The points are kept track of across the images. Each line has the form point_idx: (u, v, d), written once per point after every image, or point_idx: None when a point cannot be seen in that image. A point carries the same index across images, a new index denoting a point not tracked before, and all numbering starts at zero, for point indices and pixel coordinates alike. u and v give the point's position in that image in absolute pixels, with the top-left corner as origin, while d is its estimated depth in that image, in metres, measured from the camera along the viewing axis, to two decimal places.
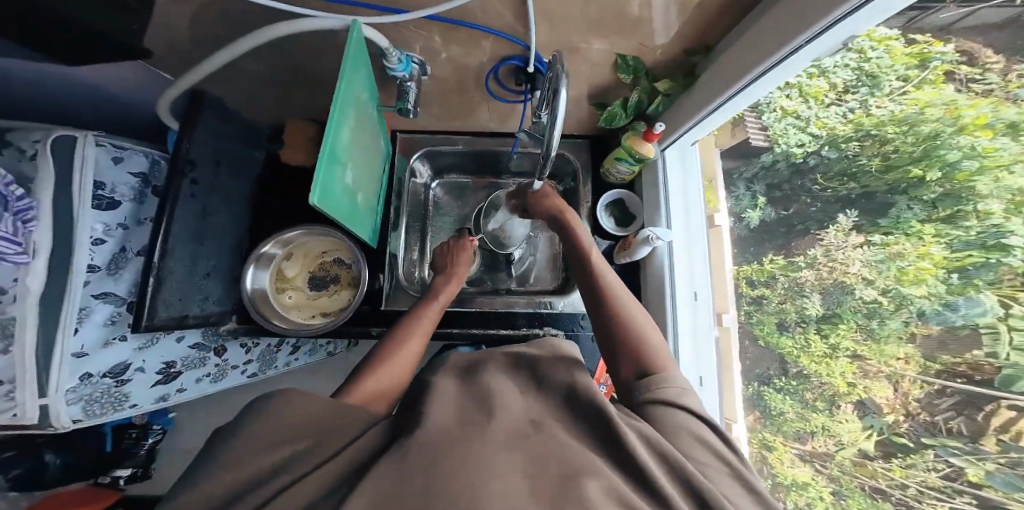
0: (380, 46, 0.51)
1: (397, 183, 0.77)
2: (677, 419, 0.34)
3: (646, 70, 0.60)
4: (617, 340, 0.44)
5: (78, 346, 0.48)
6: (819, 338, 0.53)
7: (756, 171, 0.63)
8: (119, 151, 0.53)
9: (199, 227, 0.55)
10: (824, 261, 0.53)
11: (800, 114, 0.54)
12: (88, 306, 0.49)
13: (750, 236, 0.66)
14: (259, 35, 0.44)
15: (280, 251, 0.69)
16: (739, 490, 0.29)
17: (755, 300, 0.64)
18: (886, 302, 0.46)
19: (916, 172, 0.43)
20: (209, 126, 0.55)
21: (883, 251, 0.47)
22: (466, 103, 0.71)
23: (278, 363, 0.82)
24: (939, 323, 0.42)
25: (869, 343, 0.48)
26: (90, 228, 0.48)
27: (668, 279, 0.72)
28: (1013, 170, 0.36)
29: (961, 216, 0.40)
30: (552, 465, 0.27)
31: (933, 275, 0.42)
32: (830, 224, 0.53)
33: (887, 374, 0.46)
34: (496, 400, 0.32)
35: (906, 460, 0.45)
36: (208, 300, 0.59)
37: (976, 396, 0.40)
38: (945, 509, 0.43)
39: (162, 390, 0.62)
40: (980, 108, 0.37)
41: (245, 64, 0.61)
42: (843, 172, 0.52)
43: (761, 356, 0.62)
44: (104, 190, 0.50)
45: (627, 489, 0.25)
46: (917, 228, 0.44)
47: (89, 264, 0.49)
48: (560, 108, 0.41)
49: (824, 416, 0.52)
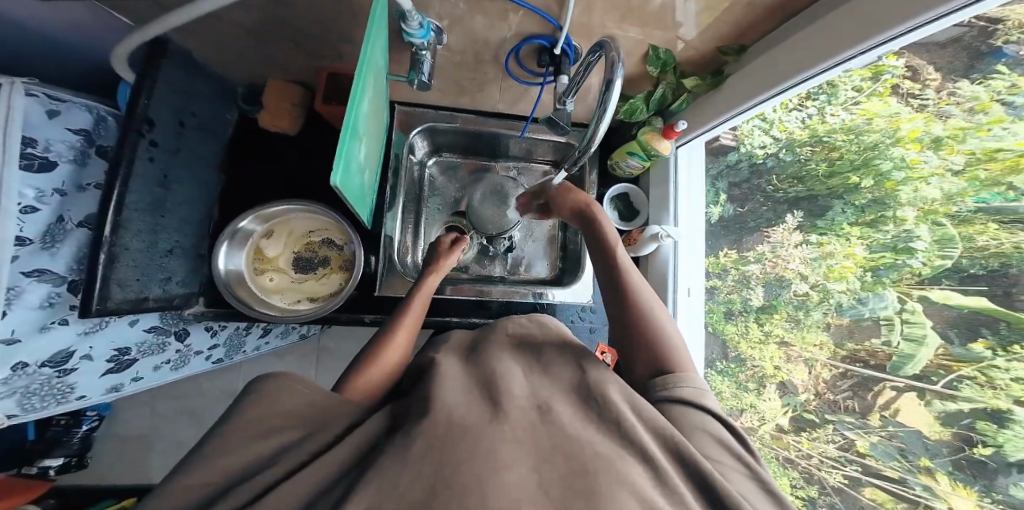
0: (401, 7, 0.47)
1: (394, 158, 0.73)
2: (694, 419, 0.37)
3: (675, 65, 0.58)
4: (634, 337, 0.47)
5: (9, 331, 0.43)
6: (756, 326, 0.59)
7: (721, 168, 0.66)
8: (55, 104, 0.46)
9: (157, 195, 0.51)
10: (769, 257, 0.59)
11: (766, 118, 0.56)
12: (18, 285, 0.43)
13: (708, 230, 0.69)
14: None
15: (259, 228, 0.66)
16: (752, 487, 0.32)
17: (708, 290, 0.68)
18: (813, 295, 0.53)
19: (854, 179, 0.48)
20: (168, 79, 0.49)
21: (818, 250, 0.53)
22: (478, 80, 0.69)
23: (246, 348, 0.80)
24: (851, 316, 0.50)
25: (794, 331, 0.55)
26: (17, 192, 0.42)
27: (672, 274, 0.66)
28: (931, 181, 0.42)
29: (882, 221, 0.46)
30: (564, 460, 0.28)
31: (853, 273, 0.49)
32: (778, 223, 0.58)
33: (805, 360, 0.54)
34: (500, 384, 0.34)
35: (811, 434, 0.53)
36: (170, 281, 0.56)
37: (868, 378, 0.48)
38: (838, 476, 0.51)
39: (114, 379, 0.58)
40: (915, 123, 0.42)
41: (227, 14, 0.54)
42: (794, 175, 0.56)
43: (704, 342, 0.67)
44: (35, 147, 0.44)
45: (649, 490, 0.27)
46: (846, 230, 0.50)
47: (18, 235, 0.42)
48: (611, 100, 0.42)
49: (753, 395, 0.59)
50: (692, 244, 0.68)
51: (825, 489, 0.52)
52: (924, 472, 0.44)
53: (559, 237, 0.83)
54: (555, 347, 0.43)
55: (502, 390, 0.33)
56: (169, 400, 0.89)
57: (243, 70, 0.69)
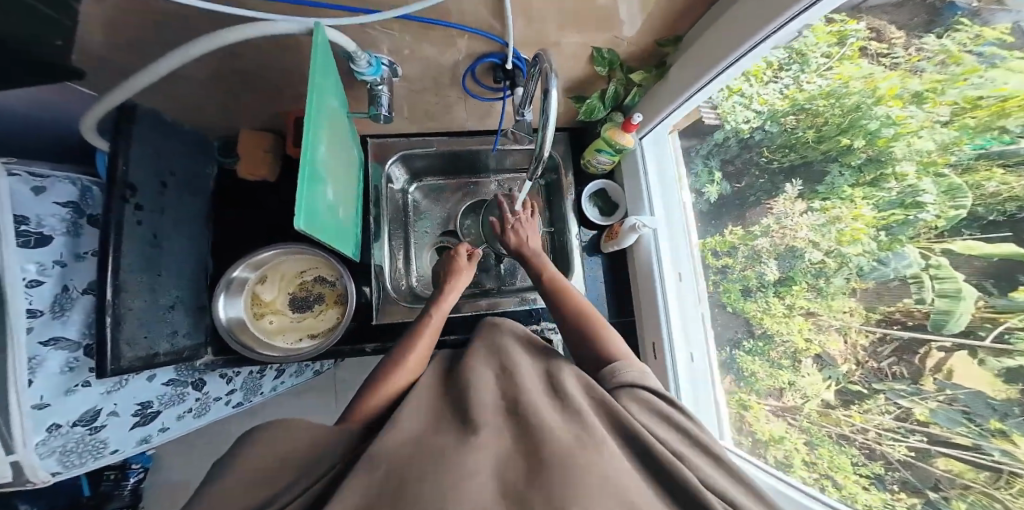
0: (344, 50, 0.46)
1: (373, 190, 0.72)
2: (642, 397, 0.40)
3: (621, 61, 0.60)
4: (573, 330, 0.52)
5: (38, 397, 0.42)
6: (777, 300, 0.52)
7: (710, 148, 0.65)
8: (39, 180, 0.44)
9: (152, 254, 0.49)
10: (776, 228, 0.54)
11: (744, 92, 0.55)
12: (38, 354, 0.42)
13: (711, 210, 0.65)
14: (213, 39, 0.35)
15: (253, 274, 0.64)
16: (701, 458, 0.35)
17: (720, 270, 0.63)
18: (829, 262, 0.46)
19: (846, 140, 0.44)
20: (142, 139, 0.47)
21: (823, 216, 0.47)
22: (442, 103, 0.69)
23: (264, 390, 0.78)
24: (876, 278, 0.42)
25: (819, 300, 0.47)
26: (20, 268, 0.41)
27: (656, 261, 0.67)
28: (920, 135, 0.37)
29: (882, 179, 0.41)
30: (524, 464, 0.31)
31: (866, 234, 0.42)
32: (778, 194, 0.54)
33: (837, 327, 0.45)
34: (469, 402, 0.37)
35: (862, 406, 0.43)
36: (176, 334, 0.54)
37: (911, 341, 0.38)
38: (902, 449, 0.39)
39: (143, 432, 0.57)
40: (891, 81, 0.39)
41: (186, 72, 0.53)
42: (785, 145, 0.53)
43: (728, 322, 0.61)
44: (28, 224, 0.42)
45: (610, 477, 0.29)
46: (848, 192, 0.44)
47: (27, 307, 0.41)
48: (550, 108, 0.41)
49: (790, 372, 0.50)
50: (671, 230, 0.69)
51: (893, 465, 0.40)
52: (1000, 436, 0.32)
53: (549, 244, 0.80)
54: (527, 360, 0.45)
55: (471, 408, 0.36)
56: (200, 448, 0.88)
57: (211, 124, 0.68)
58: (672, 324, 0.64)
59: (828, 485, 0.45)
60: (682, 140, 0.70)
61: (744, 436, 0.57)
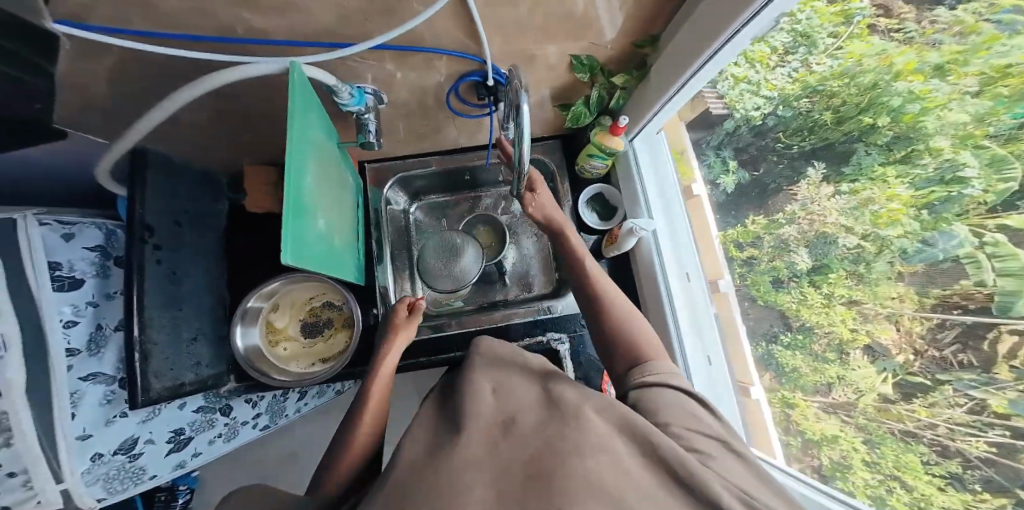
0: (326, 84, 0.48)
1: (373, 213, 0.76)
2: (662, 402, 0.39)
3: (601, 66, 0.59)
4: (606, 333, 0.49)
5: (81, 429, 0.47)
6: (813, 290, 0.47)
7: (722, 137, 0.61)
8: (67, 227, 0.47)
9: (172, 293, 0.53)
10: (803, 215, 0.49)
11: (750, 79, 0.52)
12: (78, 389, 0.46)
13: (728, 201, 0.62)
14: (205, 81, 0.40)
15: (266, 303, 0.66)
16: (721, 455, 0.33)
17: (745, 262, 0.58)
18: (867, 246, 0.41)
19: (868, 119, 0.40)
20: (159, 185, 0.52)
21: (853, 199, 0.43)
22: (432, 125, 0.70)
23: (288, 412, 0.81)
24: (923, 261, 0.37)
25: (862, 287, 0.42)
26: (57, 311, 0.44)
27: (659, 265, 0.66)
28: (950, 108, 0.33)
29: (916, 155, 0.36)
30: (524, 469, 0.28)
31: (906, 214, 0.38)
32: (800, 178, 0.49)
33: (887, 315, 0.39)
34: (466, 403, 0.34)
35: (926, 398, 0.36)
36: (200, 365, 0.57)
37: (978, 325, 0.33)
38: (981, 445, 0.33)
39: (177, 457, 0.62)
40: (907, 56, 0.35)
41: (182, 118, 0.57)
42: (802, 128, 0.48)
43: (763, 316, 0.55)
44: (62, 269, 0.45)
45: (615, 487, 0.27)
46: (880, 171, 0.40)
47: (67, 347, 0.45)
48: (524, 123, 0.40)
49: (838, 366, 0.44)
50: (672, 231, 0.68)
51: (972, 463, 0.33)
52: None
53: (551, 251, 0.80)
54: (523, 370, 0.40)
55: (467, 409, 0.33)
56: (239, 467, 0.92)
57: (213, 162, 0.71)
58: (680, 327, 0.62)
59: (897, 488, 0.39)
60: (691, 133, 0.66)
61: (791, 436, 0.52)
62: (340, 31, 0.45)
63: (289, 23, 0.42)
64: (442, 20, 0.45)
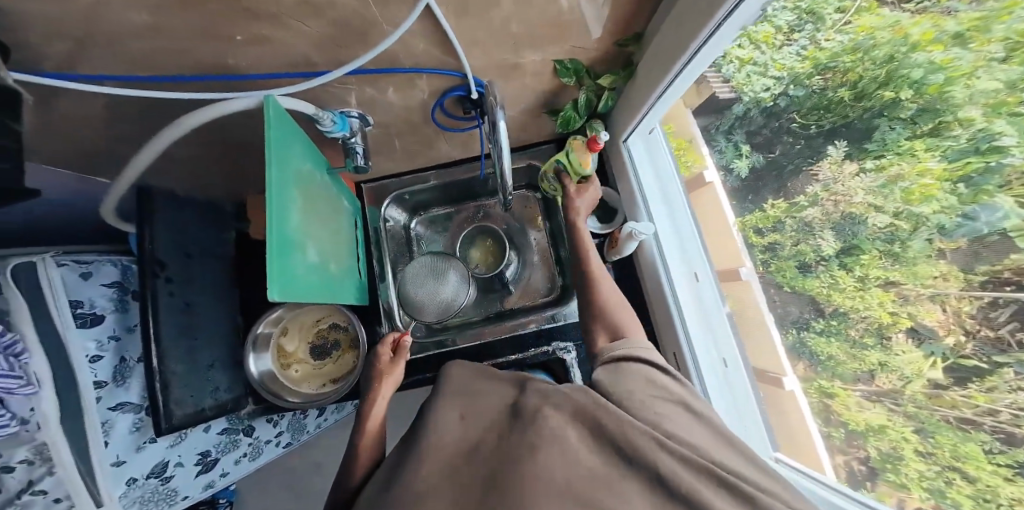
0: (308, 114, 0.51)
1: (373, 232, 0.81)
2: (638, 374, 0.46)
3: (586, 68, 0.59)
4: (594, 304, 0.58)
5: (115, 455, 0.52)
6: (846, 274, 0.44)
7: (732, 122, 0.58)
8: (85, 266, 0.53)
9: (184, 321, 0.57)
10: (826, 196, 0.46)
11: (756, 60, 0.49)
12: (109, 418, 0.52)
13: (744, 186, 0.59)
14: (184, 122, 0.44)
15: (275, 329, 0.72)
16: (685, 419, 0.41)
17: (768, 248, 0.56)
18: (901, 223, 0.38)
19: (890, 93, 0.37)
20: (164, 221, 0.55)
21: (881, 176, 0.40)
22: (421, 141, 0.73)
23: (309, 428, 0.85)
24: (967, 235, 0.33)
25: (900, 267, 0.38)
26: (83, 347, 0.50)
27: (662, 268, 0.69)
28: (976, 77, 0.29)
29: (944, 127, 0.33)
30: (484, 479, 0.37)
31: (940, 188, 0.35)
32: (820, 158, 0.47)
33: (930, 296, 0.36)
34: (441, 427, 0.43)
35: (984, 383, 0.32)
36: (219, 390, 0.63)
37: None
38: None
39: (206, 477, 0.67)
40: (922, 25, 0.32)
41: (182, 148, 0.60)
42: (817, 107, 0.45)
43: (789, 302, 0.53)
44: (83, 307, 0.51)
45: (569, 481, 0.36)
46: (907, 145, 0.37)
47: (95, 380, 0.51)
48: (500, 136, 0.47)
49: (879, 352, 0.41)
50: (678, 232, 0.71)
51: None
52: None
53: (552, 256, 0.81)
54: (493, 388, 0.48)
55: (443, 432, 0.43)
56: (275, 477, 0.95)
57: (222, 190, 0.76)
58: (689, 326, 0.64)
59: (958, 479, 0.35)
60: (699, 120, 0.64)
61: (834, 428, 0.49)
62: (313, 61, 0.46)
63: (263, 57, 0.44)
64: (416, 40, 0.46)
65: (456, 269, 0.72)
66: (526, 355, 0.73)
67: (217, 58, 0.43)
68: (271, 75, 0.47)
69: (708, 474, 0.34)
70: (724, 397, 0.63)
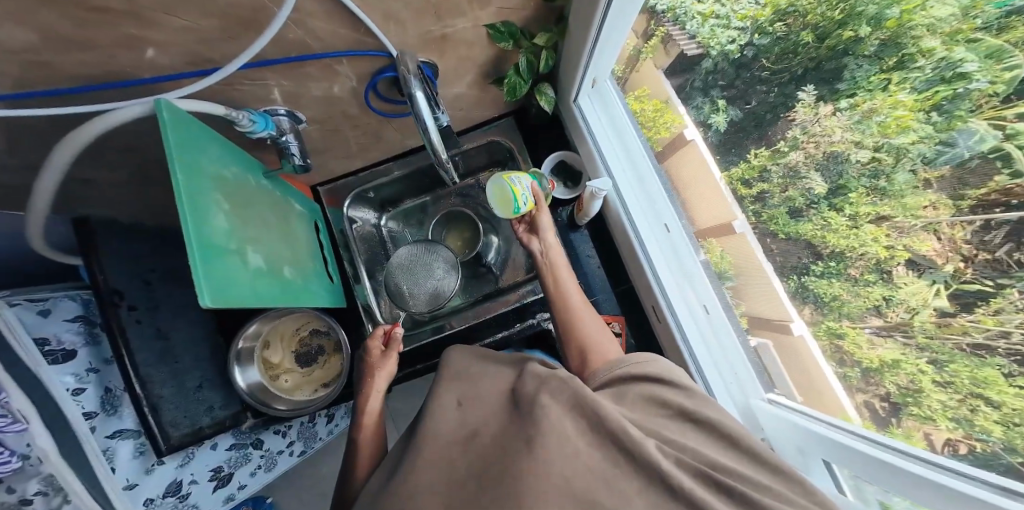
0: (222, 115, 0.46)
1: (340, 235, 0.78)
2: (640, 389, 0.44)
3: (520, 30, 0.56)
4: (570, 328, 0.57)
5: (125, 479, 0.53)
6: (835, 214, 0.44)
7: (706, 77, 0.57)
8: (42, 304, 0.50)
9: (161, 348, 0.55)
10: (805, 139, 0.46)
11: (718, 13, 0.50)
12: (109, 446, 0.52)
13: (725, 140, 0.58)
14: (67, 146, 0.41)
15: (256, 343, 0.68)
16: (678, 425, 0.39)
17: (757, 198, 0.55)
18: (883, 158, 0.38)
19: (849, 32, 0.38)
20: (109, 247, 0.51)
21: (856, 113, 0.40)
22: (371, 131, 0.70)
23: (322, 434, 0.80)
24: (948, 162, 0.34)
25: (889, 202, 0.38)
26: (60, 381, 0.48)
27: (628, 222, 0.72)
28: (928, 6, 0.32)
29: (908, 59, 0.34)
30: (474, 468, 0.35)
31: (914, 119, 0.35)
32: (794, 103, 0.47)
33: (924, 226, 0.36)
34: (435, 418, 0.42)
35: (990, 307, 0.32)
36: (214, 407, 0.61)
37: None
38: None
39: (224, 491, 0.66)
40: None
41: (107, 169, 0.55)
42: (784, 52, 0.46)
43: (789, 249, 0.51)
44: (50, 344, 0.49)
45: (578, 484, 0.31)
46: (877, 81, 0.37)
47: (83, 412, 0.50)
48: (419, 109, 0.49)
49: (882, 287, 0.40)
50: (648, 194, 0.71)
51: None
52: None
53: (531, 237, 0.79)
54: (489, 377, 0.46)
55: (437, 425, 0.41)
56: (307, 486, 0.90)
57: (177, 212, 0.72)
58: (664, 281, 0.67)
59: (983, 406, 0.33)
60: (671, 79, 0.62)
61: (848, 368, 0.46)
62: (207, 56, 0.41)
63: (155, 60, 0.39)
64: (323, 22, 0.41)
65: (441, 256, 0.71)
66: (514, 329, 0.73)
67: (110, 68, 0.38)
68: (175, 76, 0.42)
69: (705, 479, 0.32)
70: (711, 350, 0.62)
